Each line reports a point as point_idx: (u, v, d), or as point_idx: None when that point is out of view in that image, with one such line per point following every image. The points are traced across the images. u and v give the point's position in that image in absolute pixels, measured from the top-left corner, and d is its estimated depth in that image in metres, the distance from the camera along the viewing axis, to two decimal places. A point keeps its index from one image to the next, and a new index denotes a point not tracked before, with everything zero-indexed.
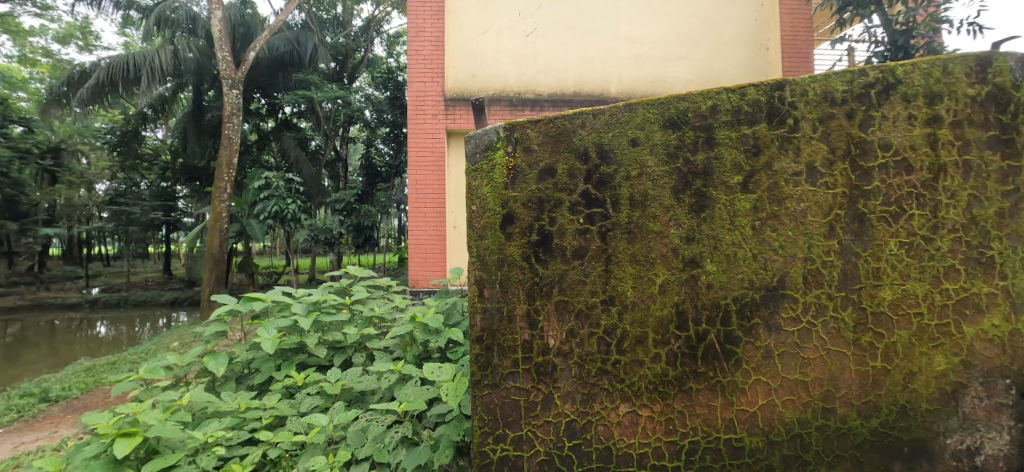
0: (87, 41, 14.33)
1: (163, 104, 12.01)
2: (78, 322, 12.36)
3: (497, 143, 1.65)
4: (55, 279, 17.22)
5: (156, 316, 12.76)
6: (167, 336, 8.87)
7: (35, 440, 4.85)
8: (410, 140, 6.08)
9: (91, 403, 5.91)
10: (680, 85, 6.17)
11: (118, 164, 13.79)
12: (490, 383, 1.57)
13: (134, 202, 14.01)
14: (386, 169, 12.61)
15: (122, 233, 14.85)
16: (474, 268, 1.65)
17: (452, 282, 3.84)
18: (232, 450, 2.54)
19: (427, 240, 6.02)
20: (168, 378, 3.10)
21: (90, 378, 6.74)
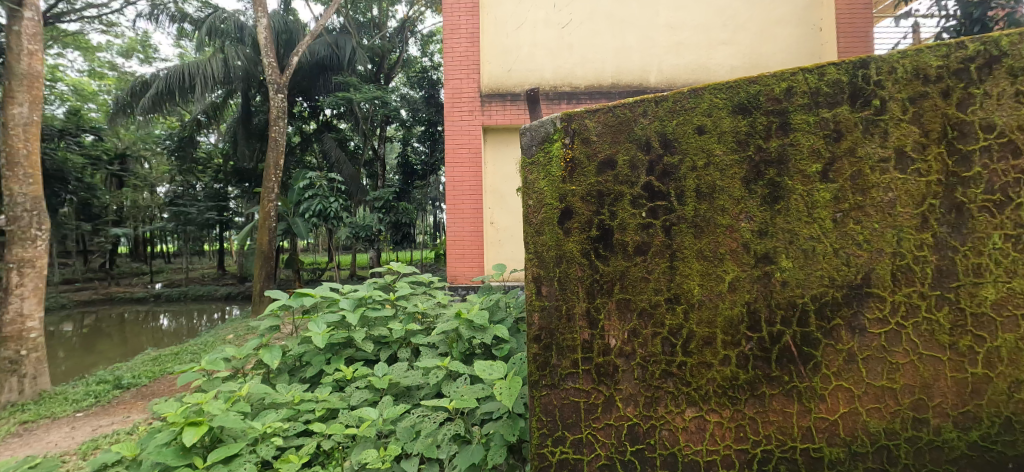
0: (147, 54, 15.12)
1: (215, 110, 12.62)
2: (144, 315, 13.15)
3: (554, 135, 1.69)
4: (124, 276, 18.41)
5: (212, 309, 13.41)
6: (224, 329, 9.30)
7: (109, 424, 5.16)
8: (446, 137, 6.07)
9: (158, 391, 6.26)
10: (724, 72, 5.91)
11: (177, 167, 14.64)
12: (550, 384, 1.61)
13: (191, 204, 14.62)
14: (422, 167, 12.74)
15: (181, 232, 15.47)
16: (532, 266, 1.70)
17: (494, 278, 3.84)
18: (288, 440, 2.61)
19: (465, 236, 6.02)
20: (225, 371, 3.22)
21: (157, 367, 7.13)
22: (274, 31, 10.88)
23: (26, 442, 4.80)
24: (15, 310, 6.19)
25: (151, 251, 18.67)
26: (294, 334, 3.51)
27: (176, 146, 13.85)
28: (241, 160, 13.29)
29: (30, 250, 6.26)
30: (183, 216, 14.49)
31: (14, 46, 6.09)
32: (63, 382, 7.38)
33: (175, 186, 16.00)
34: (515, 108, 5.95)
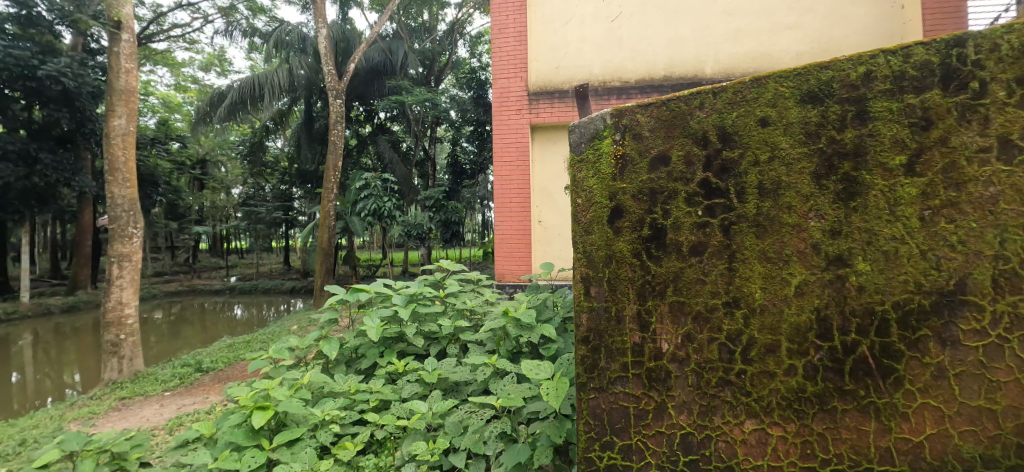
0: (224, 67, 16.02)
1: (281, 117, 13.29)
2: (221, 305, 14.18)
3: (604, 131, 1.70)
4: (204, 269, 19.86)
5: (280, 301, 14.23)
6: (288, 320, 9.76)
7: (191, 404, 5.52)
8: (494, 136, 6.11)
9: (233, 375, 6.60)
10: (789, 59, 5.49)
11: (250, 170, 15.67)
12: (598, 387, 1.64)
13: (262, 204, 15.58)
14: (471, 167, 12.92)
15: (253, 230, 16.49)
16: (581, 265, 1.73)
17: (542, 276, 3.78)
18: (344, 428, 2.67)
19: (513, 235, 5.99)
20: (289, 360, 3.39)
21: (231, 353, 7.51)
22: (332, 40, 11.33)
23: (122, 416, 5.25)
24: (115, 299, 6.82)
25: (226, 246, 19.97)
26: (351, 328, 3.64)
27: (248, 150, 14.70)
28: (303, 163, 13.71)
29: (128, 246, 6.87)
30: (254, 215, 15.51)
31: (114, 65, 6.74)
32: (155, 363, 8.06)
33: (248, 188, 17.18)
34: (563, 105, 5.85)
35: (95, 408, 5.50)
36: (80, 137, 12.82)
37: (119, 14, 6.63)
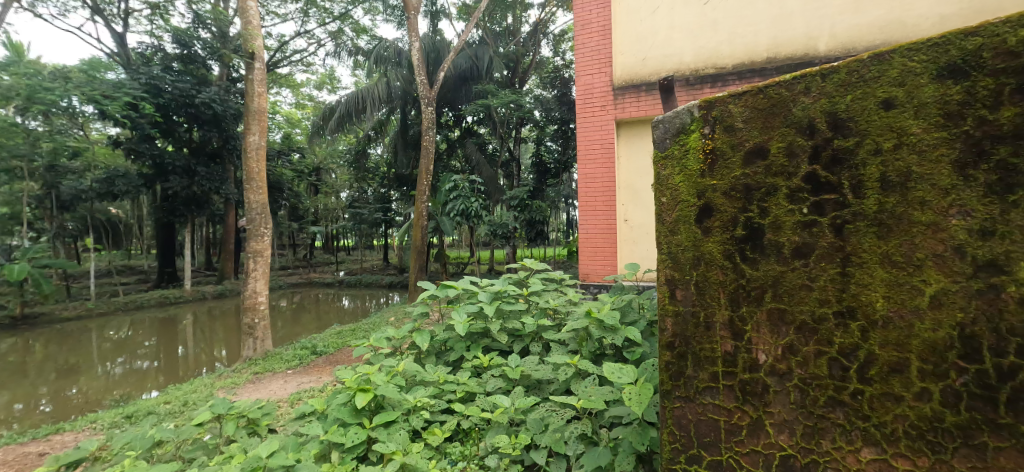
0: (333, 84, 17.64)
1: (380, 126, 14.04)
2: (331, 297, 15.58)
3: (692, 125, 1.70)
4: (319, 264, 21.86)
5: (381, 294, 15.27)
6: (387, 312, 10.41)
7: (309, 381, 6.05)
8: (578, 135, 6.00)
9: (342, 359, 7.07)
10: (930, 25, 4.50)
11: (355, 175, 16.97)
12: (685, 396, 1.67)
13: (364, 206, 16.62)
14: (555, 165, 12.81)
15: (357, 229, 17.80)
16: (667, 267, 1.75)
17: (626, 277, 3.70)
18: (434, 414, 3.17)
19: (598, 234, 5.84)
20: (387, 348, 3.74)
21: (340, 339, 8.13)
22: (424, 52, 11.88)
23: (256, 388, 5.96)
24: (252, 288, 7.61)
25: (336, 244, 21.67)
26: (440, 321, 3.98)
27: (353, 158, 15.99)
28: (400, 167, 14.47)
29: (261, 244, 7.65)
30: (359, 216, 16.51)
31: (249, 90, 7.55)
32: (282, 344, 9.05)
33: (353, 191, 18.60)
34: (649, 98, 5.53)
35: (236, 380, 6.29)
36: (226, 152, 15.05)
37: (251, 46, 7.40)
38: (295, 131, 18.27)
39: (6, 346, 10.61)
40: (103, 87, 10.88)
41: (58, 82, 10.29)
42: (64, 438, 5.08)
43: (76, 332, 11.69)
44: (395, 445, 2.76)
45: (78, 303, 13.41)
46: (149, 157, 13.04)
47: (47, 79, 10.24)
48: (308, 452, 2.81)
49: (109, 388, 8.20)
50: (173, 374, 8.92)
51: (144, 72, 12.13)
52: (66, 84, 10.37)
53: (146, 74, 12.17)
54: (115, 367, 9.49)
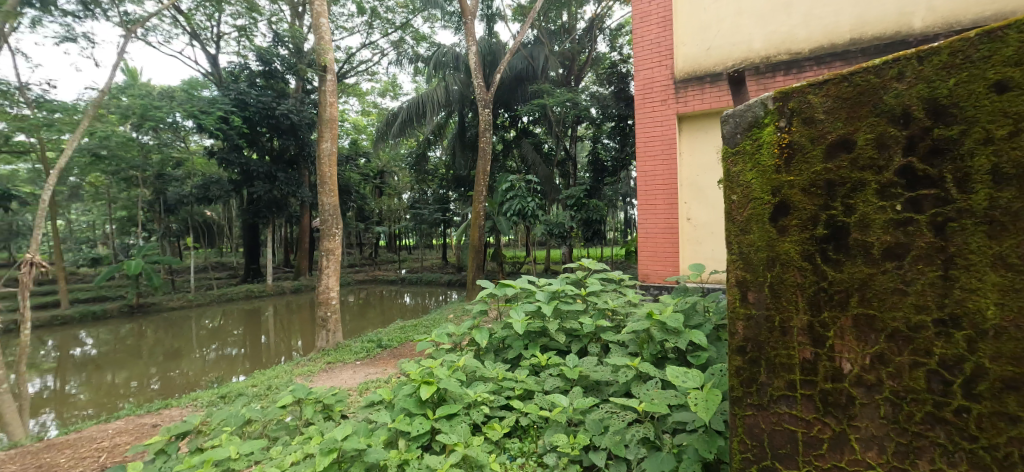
0: (395, 91, 18.27)
1: (439, 129, 14.34)
2: (394, 294, 16.10)
3: (766, 118, 1.62)
4: (383, 263, 22.66)
5: (441, 292, 15.61)
6: (446, 309, 10.61)
7: (374, 372, 6.28)
8: (637, 131, 5.84)
9: (405, 353, 7.28)
10: None
11: (416, 177, 17.44)
12: (758, 404, 1.60)
13: (424, 206, 17.04)
14: (612, 163, 12.54)
15: (418, 229, 18.29)
16: (737, 268, 1.68)
17: (688, 279, 3.56)
18: (494, 410, 3.20)
19: (658, 233, 5.66)
20: (448, 344, 3.81)
21: (403, 334, 8.38)
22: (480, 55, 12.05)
23: (328, 377, 6.25)
24: (324, 284, 7.98)
25: (398, 243, 22.36)
26: (498, 319, 4.01)
27: (413, 161, 16.45)
28: (458, 168, 14.74)
29: (332, 243, 8.02)
30: (419, 217, 16.95)
31: (321, 100, 7.95)
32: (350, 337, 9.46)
33: (414, 193, 19.15)
34: (716, 90, 5.26)
35: (312, 368, 6.65)
36: (302, 159, 15.81)
37: (324, 60, 7.76)
38: (361, 136, 19.09)
39: (123, 332, 11.86)
40: (200, 104, 12.22)
41: (165, 101, 11.75)
42: (173, 412, 5.66)
43: (177, 321, 12.84)
44: (457, 437, 2.82)
45: (180, 294, 14.70)
46: (238, 165, 14.02)
47: (157, 99, 11.77)
48: (378, 438, 2.90)
49: (205, 371, 8.95)
50: (258, 361, 9.58)
51: (234, 89, 13.32)
52: (171, 101, 11.83)
53: (235, 90, 13.36)
54: (210, 352, 10.34)
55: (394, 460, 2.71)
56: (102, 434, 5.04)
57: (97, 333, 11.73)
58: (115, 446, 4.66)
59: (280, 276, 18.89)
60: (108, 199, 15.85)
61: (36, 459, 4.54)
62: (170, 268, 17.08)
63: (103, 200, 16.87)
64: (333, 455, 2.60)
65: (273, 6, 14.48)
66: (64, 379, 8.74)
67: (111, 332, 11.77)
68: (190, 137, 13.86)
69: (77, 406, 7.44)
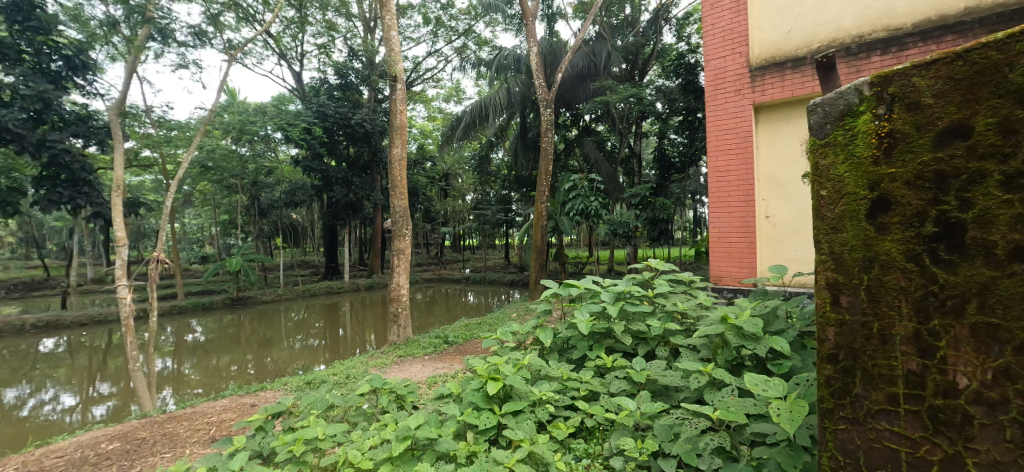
0: (459, 96, 18.63)
1: (501, 131, 14.50)
2: (459, 292, 16.41)
3: (862, 105, 1.57)
4: (448, 262, 23.20)
5: (504, 291, 15.73)
6: (509, 308, 10.68)
7: (442, 367, 6.42)
8: (709, 124, 5.60)
9: (470, 349, 7.39)
10: None
11: (479, 179, 17.71)
12: (852, 418, 1.56)
13: (487, 207, 17.25)
14: (680, 160, 12.03)
15: (481, 229, 18.55)
16: (827, 270, 1.65)
17: (767, 282, 3.35)
18: (559, 409, 3.17)
19: (731, 233, 5.38)
20: (512, 342, 3.79)
21: (469, 331, 8.52)
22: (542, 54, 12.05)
23: (399, 369, 6.47)
24: (395, 282, 8.26)
25: (462, 243, 22.73)
26: (562, 318, 3.94)
27: (477, 163, 16.70)
28: (520, 169, 14.82)
29: (403, 243, 8.25)
30: (483, 217, 17.19)
31: (392, 108, 8.27)
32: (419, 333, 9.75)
33: (478, 194, 19.46)
34: (798, 76, 4.88)
35: (385, 360, 6.91)
36: (375, 164, 16.43)
37: (394, 70, 8.06)
38: (427, 141, 19.66)
39: (225, 321, 12.92)
40: (287, 117, 13.04)
41: (259, 116, 12.61)
42: (269, 393, 6.07)
43: (269, 313, 13.81)
44: (522, 433, 2.82)
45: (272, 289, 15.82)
46: (319, 172, 14.93)
47: (252, 115, 12.74)
48: (448, 429, 2.98)
49: (292, 359, 9.57)
50: (337, 352, 10.10)
51: (315, 102, 14.32)
52: (264, 116, 12.73)
53: (316, 103, 14.31)
54: (296, 343, 11.03)
55: (463, 452, 2.79)
56: (213, 410, 5.51)
57: (206, 322, 12.80)
58: (222, 422, 5.08)
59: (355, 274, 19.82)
60: (211, 203, 17.57)
61: (158, 429, 5.01)
62: (263, 264, 18.56)
63: (204, 204, 18.59)
64: (407, 442, 2.76)
65: (348, 22, 15.32)
66: (179, 360, 9.68)
67: (216, 321, 12.87)
68: (279, 148, 14.99)
69: (190, 384, 8.23)
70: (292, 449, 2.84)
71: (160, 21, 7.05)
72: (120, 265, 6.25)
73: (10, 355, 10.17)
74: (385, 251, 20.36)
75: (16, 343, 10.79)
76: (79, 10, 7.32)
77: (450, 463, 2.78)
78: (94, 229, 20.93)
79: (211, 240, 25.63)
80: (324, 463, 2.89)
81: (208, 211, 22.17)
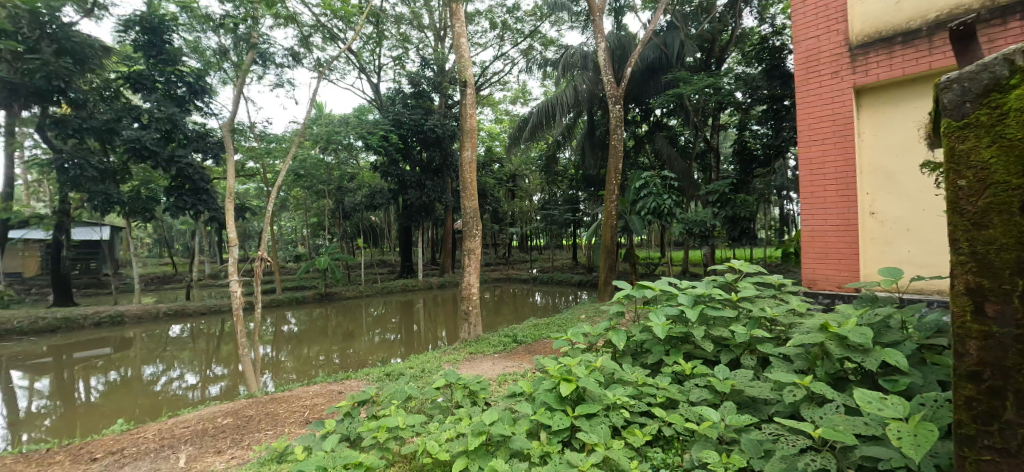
0: (526, 98, 18.61)
1: (569, 130, 14.35)
2: (527, 292, 16.37)
3: (1008, 82, 1.70)
4: (516, 263, 23.31)
5: (572, 292, 15.51)
6: (579, 308, 10.49)
7: (511, 365, 6.37)
8: (801, 112, 5.15)
9: (540, 349, 7.31)
10: None
11: (547, 179, 17.65)
12: (1002, 446, 1.68)
13: (555, 207, 17.10)
14: (764, 152, 11.43)
15: (549, 229, 18.45)
16: (969, 273, 1.78)
17: (873, 287, 3.00)
18: (634, 415, 2.99)
19: (828, 232, 4.91)
20: (584, 344, 3.65)
21: (538, 331, 8.44)
22: (609, 49, 11.78)
23: (470, 365, 6.51)
24: (466, 281, 8.33)
25: (530, 244, 22.64)
26: (635, 321, 3.72)
27: (544, 164, 16.62)
28: (588, 168, 14.60)
29: (473, 243, 8.34)
30: (550, 217, 17.06)
31: (462, 113, 8.37)
32: (490, 331, 9.80)
33: (546, 194, 19.40)
34: (910, 51, 4.35)
35: (457, 356, 6.99)
36: (447, 168, 16.79)
37: (464, 75, 8.13)
38: (496, 143, 19.82)
39: (314, 314, 13.72)
40: (367, 126, 13.65)
41: (343, 126, 13.36)
42: (353, 382, 6.30)
43: (351, 308, 14.52)
44: (597, 437, 2.72)
45: (354, 286, 16.62)
46: (395, 177, 15.50)
47: (337, 124, 13.61)
48: (521, 427, 2.93)
49: (372, 351, 9.98)
50: (412, 346, 10.39)
51: (391, 111, 14.85)
52: (348, 126, 13.43)
53: (392, 112, 14.87)
54: (375, 336, 11.48)
55: (536, 451, 2.72)
56: (306, 394, 5.82)
57: (297, 314, 13.70)
58: (314, 405, 5.32)
59: (428, 274, 20.36)
60: (301, 208, 18.87)
61: (263, 408, 5.36)
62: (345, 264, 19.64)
63: (293, 207, 19.99)
64: (482, 437, 2.76)
65: (420, 33, 15.79)
66: (277, 348, 10.39)
67: (307, 314, 13.72)
68: (359, 155, 15.77)
69: (286, 370, 8.79)
70: (377, 436, 2.97)
71: (261, 46, 7.49)
72: (233, 263, 6.74)
73: (149, 339, 11.31)
74: (456, 252, 20.79)
75: (152, 328, 12.00)
76: (197, 43, 8.07)
77: (525, 462, 2.75)
78: (209, 231, 23.34)
79: (302, 241, 27.50)
80: (404, 452, 2.98)
81: (299, 214, 23.84)
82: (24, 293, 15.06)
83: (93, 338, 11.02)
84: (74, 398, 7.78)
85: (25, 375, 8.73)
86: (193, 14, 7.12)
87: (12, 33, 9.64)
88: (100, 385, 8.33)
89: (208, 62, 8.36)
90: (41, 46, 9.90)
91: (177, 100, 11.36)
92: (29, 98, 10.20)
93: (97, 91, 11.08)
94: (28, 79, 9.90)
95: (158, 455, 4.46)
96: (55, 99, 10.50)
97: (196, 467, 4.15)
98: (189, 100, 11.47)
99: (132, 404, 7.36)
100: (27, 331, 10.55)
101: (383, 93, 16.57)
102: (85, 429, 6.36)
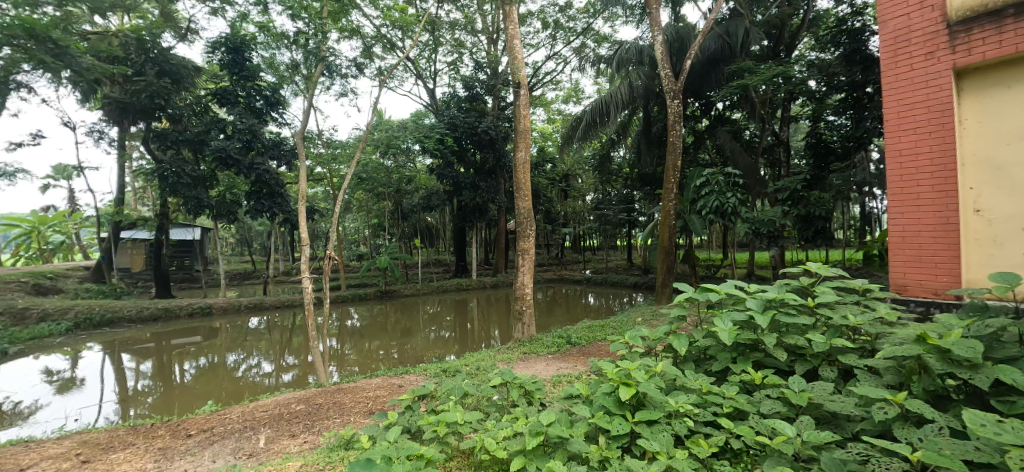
0: (579, 96, 18.38)
1: (625, 128, 14.03)
2: (581, 293, 16.16)
3: None
4: (569, 263, 23.08)
5: (627, 294, 15.15)
6: (635, 311, 10.21)
7: (566, 367, 6.25)
8: (890, 98, 4.71)
9: (595, 351, 7.14)
10: None
11: (602, 179, 17.36)
12: None
13: (609, 207, 16.77)
14: (843, 145, 10.50)
15: (603, 230, 18.11)
16: None
17: (978, 295, 2.67)
18: (699, 425, 2.81)
19: (922, 231, 4.46)
20: (642, 347, 3.47)
21: (593, 332, 8.26)
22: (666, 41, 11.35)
23: (525, 365, 6.44)
24: (520, 281, 8.27)
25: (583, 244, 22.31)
26: (698, 326, 3.50)
27: (598, 163, 16.33)
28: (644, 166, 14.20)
29: (527, 243, 8.28)
30: (605, 217, 16.75)
31: (517, 112, 8.31)
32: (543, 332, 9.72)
33: (599, 194, 19.09)
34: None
35: (511, 356, 6.94)
36: (500, 169, 16.84)
37: (518, 75, 8.08)
38: (548, 144, 19.70)
39: (374, 311, 14.16)
40: (424, 129, 13.94)
41: (401, 132, 13.68)
42: (411, 377, 6.38)
43: (409, 306, 14.87)
44: (659, 445, 2.57)
45: (412, 284, 17.01)
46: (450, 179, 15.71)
47: (396, 130, 13.99)
48: (579, 429, 2.82)
49: (429, 347, 10.15)
50: (466, 344, 10.50)
51: (447, 115, 15.07)
52: (405, 131, 13.75)
53: (448, 116, 15.10)
54: (431, 333, 11.69)
55: (595, 456, 2.61)
56: (369, 386, 5.95)
57: (359, 310, 14.20)
58: (376, 397, 5.44)
59: (482, 274, 20.50)
60: (363, 210, 19.58)
61: (331, 397, 5.53)
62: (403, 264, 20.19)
63: (354, 209, 20.77)
64: (540, 438, 2.68)
65: (473, 37, 15.92)
66: (342, 341, 10.78)
67: (368, 310, 14.19)
68: (416, 158, 16.15)
69: (350, 363, 9.10)
70: (437, 429, 2.96)
71: (330, 58, 7.78)
72: (303, 261, 6.98)
73: (233, 329, 12.00)
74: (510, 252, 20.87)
75: (235, 320, 12.74)
76: (273, 58, 8.44)
77: (584, 466, 2.63)
78: (285, 232, 24.75)
79: (364, 242, 28.61)
80: (463, 447, 2.96)
81: (362, 215, 24.80)
82: (131, 285, 16.58)
83: (187, 326, 11.82)
84: (172, 379, 8.38)
85: (132, 358, 9.51)
86: (269, 33, 7.50)
87: (125, 59, 10.48)
88: (193, 369, 8.94)
89: (282, 76, 8.72)
90: (146, 70, 10.74)
91: (257, 112, 12.19)
92: (137, 115, 11.14)
93: (190, 107, 11.97)
94: (137, 98, 10.80)
95: (240, 435, 4.70)
96: (157, 116, 11.43)
97: (274, 448, 4.37)
98: (266, 112, 12.25)
99: (219, 387, 7.86)
100: (135, 320, 11.58)
101: (439, 98, 16.87)
102: (183, 407, 6.85)
